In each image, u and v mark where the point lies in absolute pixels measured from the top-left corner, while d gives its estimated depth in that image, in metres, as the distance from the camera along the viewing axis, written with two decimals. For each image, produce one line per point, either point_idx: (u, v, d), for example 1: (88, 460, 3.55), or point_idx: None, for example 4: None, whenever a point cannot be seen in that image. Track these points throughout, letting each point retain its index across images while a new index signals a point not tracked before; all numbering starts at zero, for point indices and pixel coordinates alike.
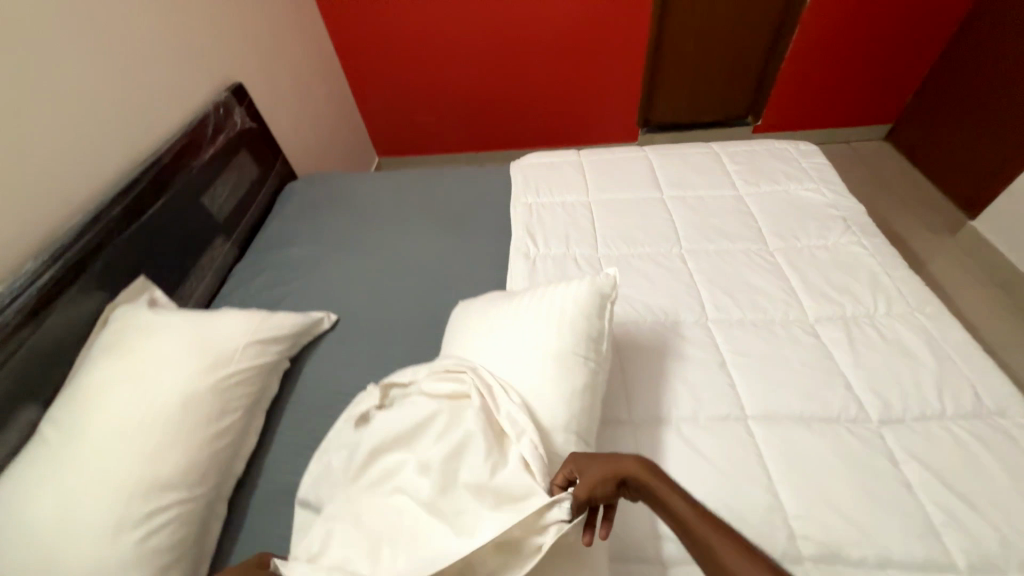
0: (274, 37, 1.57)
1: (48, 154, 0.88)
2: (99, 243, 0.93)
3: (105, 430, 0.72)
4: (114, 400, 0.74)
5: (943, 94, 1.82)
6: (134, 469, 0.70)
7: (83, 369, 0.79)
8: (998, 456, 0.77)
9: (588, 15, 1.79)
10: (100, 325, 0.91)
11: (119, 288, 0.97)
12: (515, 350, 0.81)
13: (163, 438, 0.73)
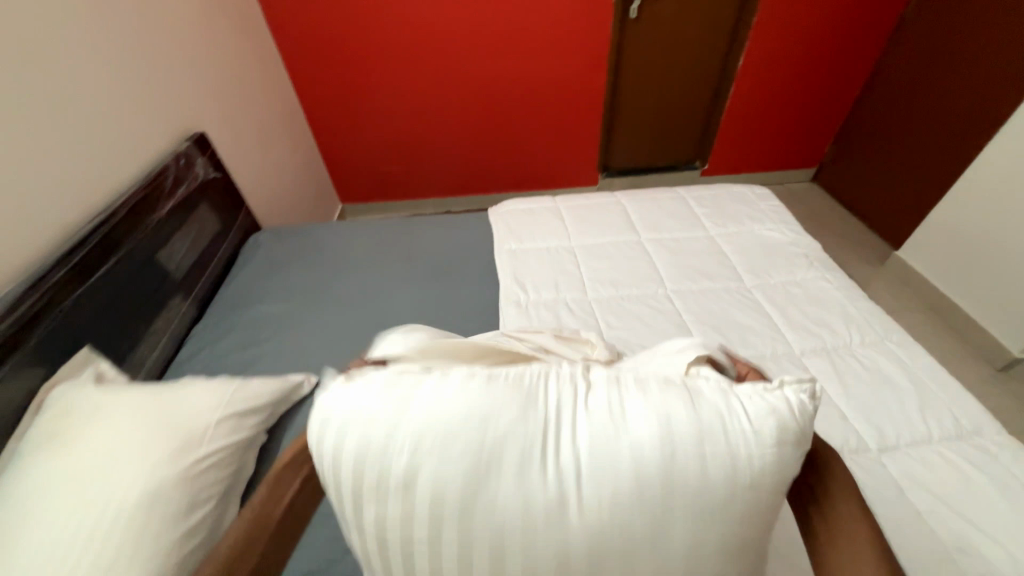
0: (241, 87, 1.72)
1: (65, 198, 0.99)
2: (50, 303, 0.90)
3: (52, 535, 0.64)
4: (69, 486, 0.69)
5: (860, 142, 2.36)
6: (85, 559, 0.63)
7: (20, 463, 0.73)
8: (987, 475, 0.80)
9: (557, 75, 2.19)
10: (33, 411, 0.82)
11: (61, 362, 0.90)
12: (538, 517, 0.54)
13: (133, 523, 0.67)
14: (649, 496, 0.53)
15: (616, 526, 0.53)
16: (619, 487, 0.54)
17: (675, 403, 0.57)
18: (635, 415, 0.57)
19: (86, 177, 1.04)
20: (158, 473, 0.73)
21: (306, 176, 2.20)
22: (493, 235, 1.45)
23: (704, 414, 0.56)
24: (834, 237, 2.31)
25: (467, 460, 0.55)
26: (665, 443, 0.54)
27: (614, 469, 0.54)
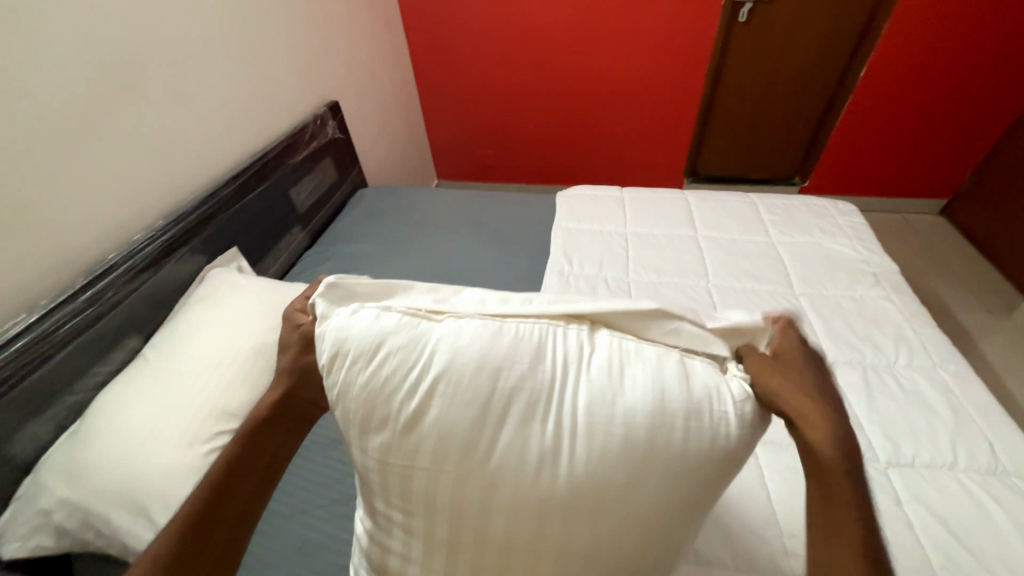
0: (371, 69, 2.05)
1: (240, 137, 1.33)
2: (219, 209, 1.21)
3: (196, 360, 0.90)
4: (210, 333, 0.95)
5: (1005, 174, 2.04)
6: (213, 381, 0.88)
7: (182, 313, 1.02)
8: (1009, 513, 0.75)
9: (654, 76, 2.22)
10: (197, 282, 1.12)
11: (218, 253, 1.21)
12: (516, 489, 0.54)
13: (245, 366, 0.92)
14: (639, 455, 0.54)
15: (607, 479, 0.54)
16: (615, 452, 0.54)
17: (668, 378, 0.58)
18: (630, 385, 0.58)
19: (254, 124, 1.38)
20: (261, 338, 0.97)
21: (410, 150, 2.52)
22: (556, 214, 1.58)
23: (690, 393, 0.57)
24: (950, 277, 2.02)
25: (471, 406, 0.56)
26: (660, 417, 0.55)
27: (613, 432, 0.55)
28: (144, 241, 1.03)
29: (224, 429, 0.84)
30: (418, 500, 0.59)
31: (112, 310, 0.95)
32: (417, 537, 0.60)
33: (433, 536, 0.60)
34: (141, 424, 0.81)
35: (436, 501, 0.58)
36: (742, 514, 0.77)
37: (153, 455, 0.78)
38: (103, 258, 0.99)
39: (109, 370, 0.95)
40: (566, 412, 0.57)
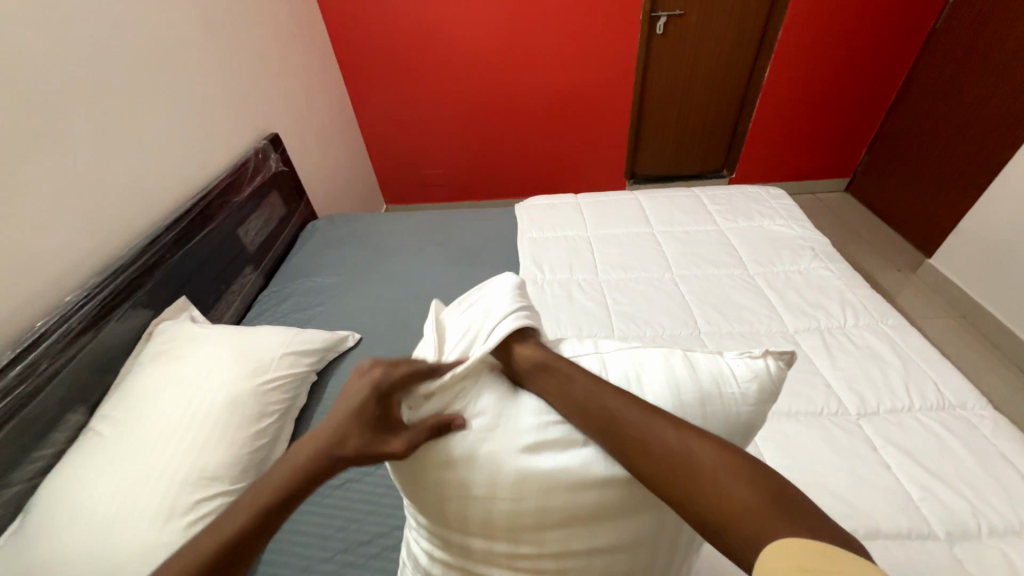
0: (307, 98, 1.99)
1: (176, 178, 1.23)
2: (161, 258, 1.11)
3: (158, 426, 0.81)
4: (171, 392, 0.86)
5: (892, 151, 2.36)
6: (183, 445, 0.79)
7: (134, 374, 0.91)
8: (960, 438, 0.86)
9: (587, 86, 2.34)
10: (144, 338, 1.01)
11: (164, 306, 1.10)
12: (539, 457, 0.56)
13: (219, 423, 0.84)
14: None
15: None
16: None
17: (678, 375, 0.61)
18: (651, 385, 0.61)
19: (191, 164, 1.29)
20: (235, 386, 0.90)
21: (355, 177, 2.45)
22: (518, 225, 1.60)
23: (701, 379, 0.61)
24: (863, 245, 2.28)
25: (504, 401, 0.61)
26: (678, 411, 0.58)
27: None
28: (77, 301, 0.91)
29: (203, 496, 0.77)
30: (479, 522, 0.58)
31: (49, 383, 0.84)
32: (482, 552, 0.59)
33: (496, 554, 0.58)
34: (101, 508, 0.71)
35: (493, 522, 0.57)
36: None
37: (120, 542, 0.68)
38: (30, 325, 0.87)
39: (49, 452, 0.83)
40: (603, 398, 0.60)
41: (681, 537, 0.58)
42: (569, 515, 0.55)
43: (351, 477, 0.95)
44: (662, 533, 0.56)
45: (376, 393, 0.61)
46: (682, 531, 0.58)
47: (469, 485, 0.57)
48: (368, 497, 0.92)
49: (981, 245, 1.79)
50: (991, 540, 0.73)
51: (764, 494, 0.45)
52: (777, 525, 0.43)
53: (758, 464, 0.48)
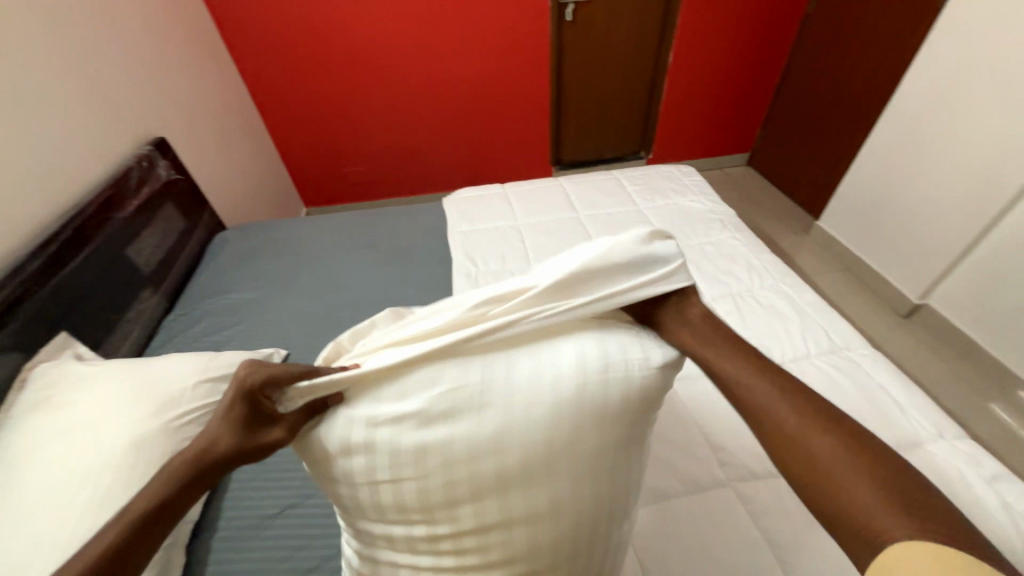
0: (198, 96, 1.80)
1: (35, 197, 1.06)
2: (25, 291, 0.95)
3: (42, 484, 0.70)
4: (58, 443, 0.75)
5: (781, 127, 2.62)
6: (76, 502, 0.69)
7: (8, 428, 0.79)
8: (848, 376, 0.99)
9: (505, 74, 2.33)
10: (18, 385, 0.87)
11: (39, 345, 0.95)
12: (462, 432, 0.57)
13: (122, 470, 0.74)
14: (573, 413, 0.57)
15: (552, 449, 0.56)
16: (546, 413, 0.57)
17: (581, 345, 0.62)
18: (554, 356, 0.62)
19: (54, 178, 1.11)
20: (138, 428, 0.79)
21: (267, 181, 2.27)
22: (447, 219, 1.58)
23: (596, 351, 0.61)
24: (764, 213, 2.53)
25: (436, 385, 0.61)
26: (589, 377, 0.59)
27: (531, 403, 0.58)
28: None
29: None
30: (415, 505, 0.59)
31: None
32: (422, 537, 0.60)
33: (437, 538, 0.59)
34: None
35: (427, 501, 0.58)
36: (679, 448, 0.87)
37: None
38: None
39: None
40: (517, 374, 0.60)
41: (612, 504, 0.60)
42: (477, 488, 0.57)
43: (293, 503, 0.89)
44: (582, 501, 0.58)
45: (244, 392, 0.60)
46: (607, 497, 0.59)
47: (372, 470, 0.59)
48: (308, 521, 0.87)
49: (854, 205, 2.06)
50: None
51: (889, 487, 0.48)
52: (902, 529, 0.45)
53: (897, 468, 0.50)
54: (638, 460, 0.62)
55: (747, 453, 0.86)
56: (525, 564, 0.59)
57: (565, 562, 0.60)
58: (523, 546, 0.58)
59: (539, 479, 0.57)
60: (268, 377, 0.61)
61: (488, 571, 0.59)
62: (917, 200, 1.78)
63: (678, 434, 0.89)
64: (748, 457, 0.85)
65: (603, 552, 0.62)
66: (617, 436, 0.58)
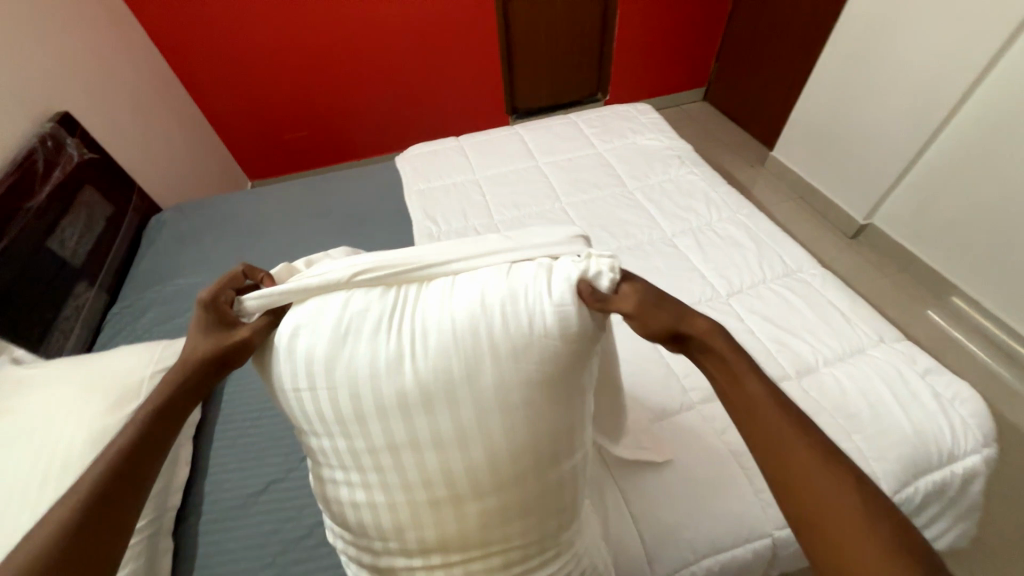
0: (104, 62, 1.59)
1: None
2: None
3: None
4: (5, 450, 0.70)
5: (734, 57, 2.58)
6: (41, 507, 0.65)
7: None
8: (800, 296, 1.04)
9: (448, 15, 2.16)
10: None
11: None
12: (369, 347, 0.57)
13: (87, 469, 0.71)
14: (478, 341, 0.56)
15: (452, 372, 0.56)
16: (448, 336, 0.56)
17: (519, 283, 0.58)
18: (465, 294, 0.59)
19: None
20: (95, 425, 0.75)
21: (202, 155, 2.08)
22: (402, 179, 1.51)
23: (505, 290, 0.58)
24: (722, 148, 2.54)
25: (347, 309, 0.59)
26: (483, 311, 0.57)
27: (449, 323, 0.57)
28: None
29: None
30: (332, 422, 0.60)
31: None
32: (346, 456, 0.62)
33: (361, 457, 0.61)
34: None
35: (341, 416, 0.59)
36: (649, 381, 0.91)
37: None
38: None
39: None
40: (416, 312, 0.58)
41: (542, 436, 0.60)
42: (382, 409, 0.58)
43: (275, 479, 0.89)
44: (494, 431, 0.58)
45: (201, 303, 0.62)
46: (525, 431, 0.59)
47: (293, 378, 0.60)
48: (295, 494, 0.87)
49: (804, 133, 2.10)
50: (825, 367, 0.92)
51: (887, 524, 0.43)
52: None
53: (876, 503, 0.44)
54: (574, 405, 0.61)
55: None
56: (446, 492, 0.60)
57: (494, 494, 0.60)
58: (442, 471, 0.59)
59: (443, 404, 0.57)
60: (219, 285, 0.65)
61: (410, 494, 0.61)
62: (863, 122, 1.82)
63: (647, 369, 0.93)
64: None
65: (543, 488, 0.62)
66: (526, 371, 0.57)
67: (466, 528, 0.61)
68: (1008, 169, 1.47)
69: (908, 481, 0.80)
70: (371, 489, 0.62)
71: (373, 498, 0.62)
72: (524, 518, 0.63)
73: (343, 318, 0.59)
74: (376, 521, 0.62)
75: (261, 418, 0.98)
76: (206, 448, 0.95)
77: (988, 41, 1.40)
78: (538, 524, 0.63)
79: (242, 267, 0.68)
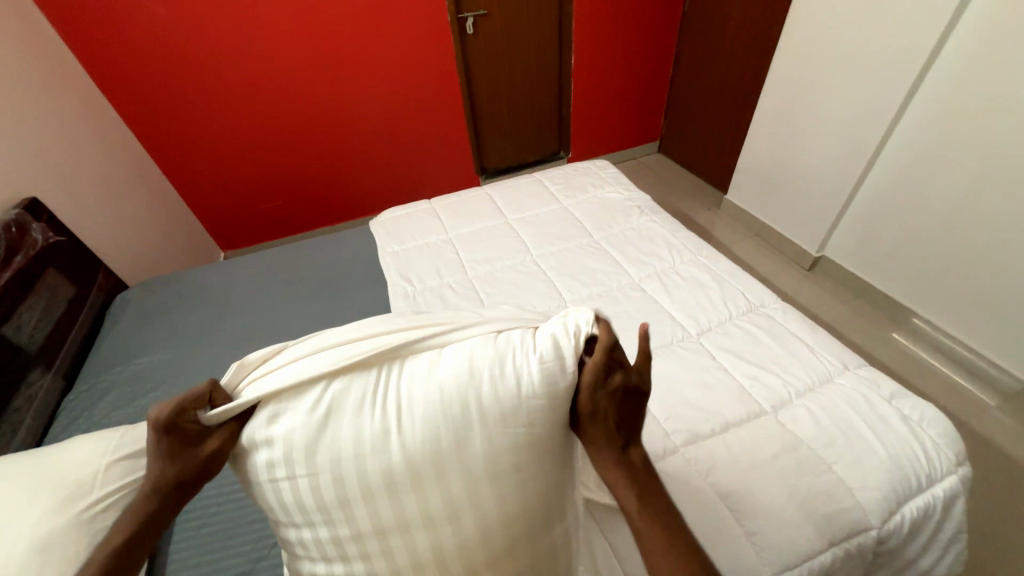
0: (74, 149, 1.62)
1: None
2: None
3: None
4: None
5: (681, 114, 2.84)
6: None
7: None
8: (767, 331, 1.08)
9: (416, 90, 2.33)
10: None
11: None
12: (360, 434, 0.58)
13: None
14: (461, 419, 0.59)
15: (439, 448, 0.59)
16: (436, 413, 0.59)
17: (506, 347, 0.65)
18: (450, 375, 0.61)
19: None
20: (40, 528, 0.69)
21: (172, 230, 2.08)
22: (376, 242, 1.54)
23: (494, 365, 0.62)
24: (680, 194, 2.72)
25: (341, 393, 0.61)
26: (468, 390, 0.60)
27: (434, 403, 0.60)
28: None
29: None
30: (316, 510, 0.59)
31: None
32: (330, 545, 0.61)
33: (344, 540, 0.61)
34: None
35: (327, 504, 0.59)
36: None
37: None
38: None
39: None
40: (411, 396, 0.60)
41: (533, 492, 0.62)
42: (367, 491, 0.58)
43: (243, 571, 0.82)
44: (481, 507, 0.60)
45: (154, 427, 0.58)
46: (511, 500, 0.61)
47: (273, 467, 0.59)
48: None
49: (751, 177, 2.27)
50: (798, 399, 0.94)
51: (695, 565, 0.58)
52: None
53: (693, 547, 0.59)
54: (556, 453, 0.64)
55: (690, 418, 0.91)
56: (433, 570, 0.61)
57: (483, 567, 0.62)
58: (431, 552, 0.61)
59: (430, 484, 0.59)
60: (176, 404, 0.59)
61: (398, 574, 0.61)
62: (801, 165, 2.00)
63: None
64: (695, 424, 0.90)
65: (528, 549, 0.64)
66: (509, 437, 0.60)
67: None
68: (932, 200, 1.63)
69: (893, 509, 0.80)
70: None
71: None
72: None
73: (336, 403, 0.60)
74: None
75: (228, 505, 0.91)
76: (168, 542, 0.87)
77: (893, 93, 1.60)
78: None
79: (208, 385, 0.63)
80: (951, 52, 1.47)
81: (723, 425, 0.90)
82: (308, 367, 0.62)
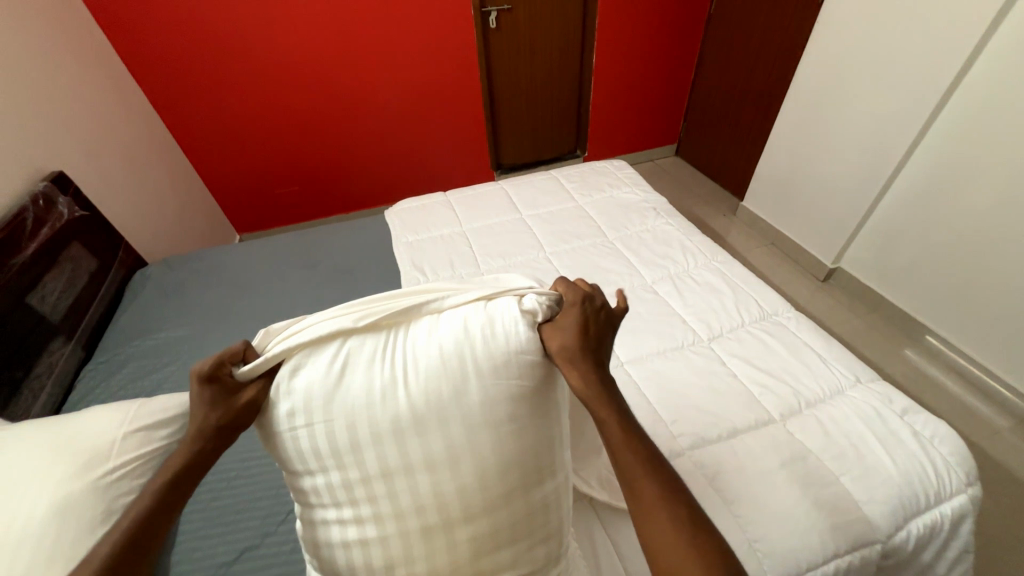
0: (101, 126, 1.65)
1: None
2: None
3: None
4: None
5: (700, 118, 2.81)
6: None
7: None
8: (779, 339, 1.08)
9: (436, 81, 2.34)
10: None
11: None
12: (365, 381, 0.61)
13: (45, 542, 0.66)
14: (458, 367, 0.61)
15: (441, 396, 0.60)
16: (436, 364, 0.61)
17: (499, 310, 0.66)
18: (446, 330, 0.64)
19: None
20: (58, 491, 0.71)
21: (191, 210, 2.12)
22: (390, 231, 1.55)
23: (487, 323, 0.64)
24: (696, 199, 2.69)
25: (345, 349, 0.63)
26: (462, 345, 0.62)
27: (434, 355, 0.62)
28: None
29: None
30: (327, 454, 0.61)
31: None
32: (341, 490, 0.62)
33: (354, 486, 0.61)
34: None
35: (336, 447, 0.60)
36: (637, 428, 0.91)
37: None
38: None
39: None
40: (408, 349, 0.63)
41: (532, 451, 0.63)
42: (375, 434, 0.60)
43: (250, 545, 0.84)
44: (480, 453, 0.60)
45: (195, 376, 0.60)
46: (511, 450, 0.61)
47: (291, 416, 0.61)
48: (272, 560, 0.82)
49: (769, 185, 2.25)
50: (807, 408, 0.94)
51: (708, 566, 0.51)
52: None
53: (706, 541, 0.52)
54: (552, 419, 0.65)
55: (697, 422, 0.91)
56: (438, 519, 0.61)
57: (484, 519, 0.61)
58: (434, 497, 0.61)
59: (431, 427, 0.60)
60: (216, 358, 0.62)
61: (402, 523, 0.61)
62: (821, 175, 1.98)
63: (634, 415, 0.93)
64: (702, 428, 0.90)
65: (531, 511, 0.64)
66: (506, 389, 0.61)
67: (458, 556, 0.61)
68: (954, 216, 1.60)
69: (899, 524, 0.80)
70: (367, 525, 0.62)
71: (367, 531, 0.62)
72: (516, 543, 0.63)
73: (340, 359, 0.62)
74: (369, 558, 0.62)
75: (238, 480, 0.93)
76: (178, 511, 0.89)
77: (921, 106, 1.57)
78: (526, 551, 0.64)
79: (244, 344, 0.66)
80: (983, 67, 1.43)
81: (730, 431, 0.90)
82: (314, 330, 0.64)
